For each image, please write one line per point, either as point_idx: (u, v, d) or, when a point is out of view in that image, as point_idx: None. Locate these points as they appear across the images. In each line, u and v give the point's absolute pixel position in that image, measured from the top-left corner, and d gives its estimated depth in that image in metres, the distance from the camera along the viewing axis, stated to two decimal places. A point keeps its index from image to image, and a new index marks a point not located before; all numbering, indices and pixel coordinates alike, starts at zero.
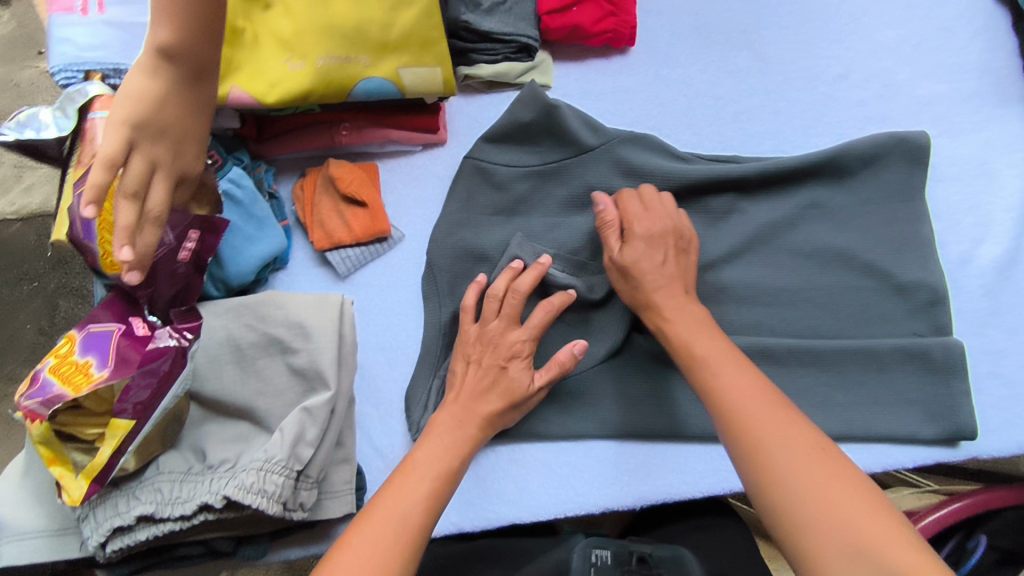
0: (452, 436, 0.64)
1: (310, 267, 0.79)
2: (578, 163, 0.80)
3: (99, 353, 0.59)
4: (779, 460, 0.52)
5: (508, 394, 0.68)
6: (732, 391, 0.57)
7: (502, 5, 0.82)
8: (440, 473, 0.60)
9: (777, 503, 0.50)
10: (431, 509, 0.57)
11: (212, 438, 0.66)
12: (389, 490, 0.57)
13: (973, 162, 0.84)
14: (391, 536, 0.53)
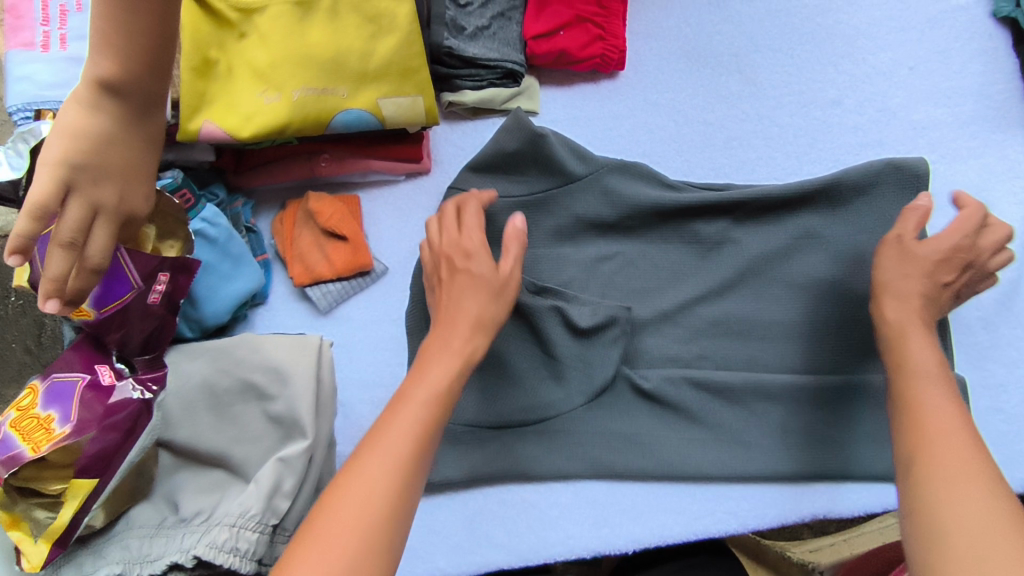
0: (432, 378, 0.53)
1: (290, 303, 0.76)
2: (566, 193, 0.78)
3: (62, 407, 0.56)
4: (948, 497, 0.47)
5: (480, 281, 0.59)
6: (923, 427, 0.52)
7: (486, 29, 0.80)
8: (418, 435, 0.49)
9: (926, 537, 0.46)
10: (410, 484, 0.47)
11: (185, 489, 0.62)
12: (356, 463, 0.47)
13: (971, 190, 0.82)
14: (365, 531, 0.44)
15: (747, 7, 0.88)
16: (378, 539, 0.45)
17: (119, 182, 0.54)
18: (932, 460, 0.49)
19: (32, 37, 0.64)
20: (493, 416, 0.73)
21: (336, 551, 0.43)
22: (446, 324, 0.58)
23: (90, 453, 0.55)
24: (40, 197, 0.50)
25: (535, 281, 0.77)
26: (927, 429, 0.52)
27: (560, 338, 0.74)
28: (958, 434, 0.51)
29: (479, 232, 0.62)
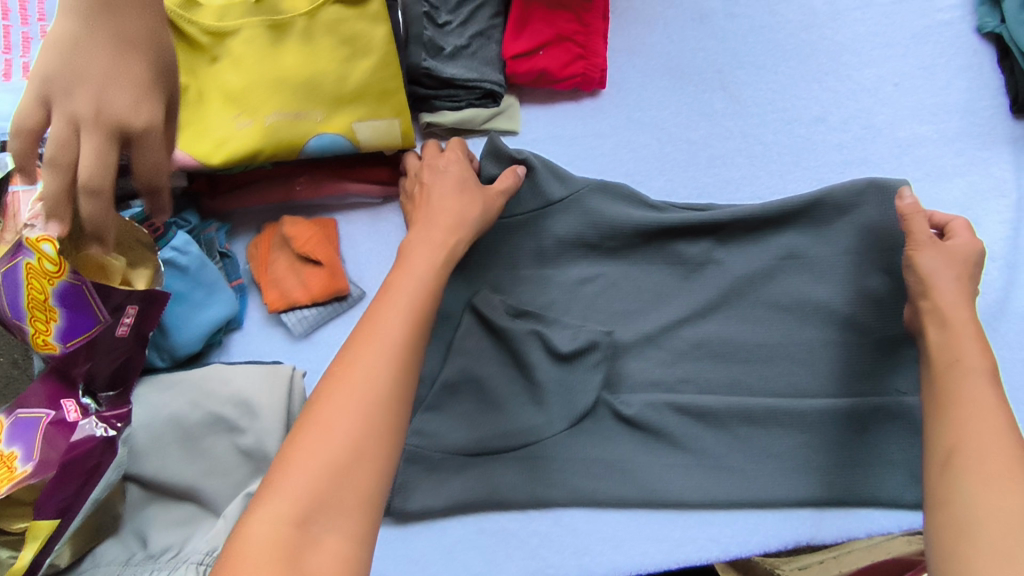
0: (415, 285, 0.59)
1: (265, 328, 0.75)
2: (545, 216, 0.76)
3: (24, 445, 0.56)
4: (981, 490, 0.51)
5: (456, 185, 0.70)
6: (965, 427, 0.55)
7: (466, 48, 0.79)
8: (405, 334, 0.54)
9: (954, 523, 0.50)
10: (400, 376, 0.52)
11: (155, 523, 0.62)
12: (349, 357, 0.52)
13: (956, 208, 0.81)
14: (363, 418, 0.49)
15: (730, 23, 0.87)
16: (376, 425, 0.49)
17: (92, 84, 0.52)
18: (974, 455, 0.53)
19: None
20: (470, 443, 0.72)
21: (337, 435, 0.48)
22: (427, 240, 0.65)
23: (48, 496, 0.54)
24: (34, 123, 0.53)
25: (515, 304, 0.76)
26: (969, 428, 0.55)
27: (540, 363, 0.73)
28: (1003, 432, 0.54)
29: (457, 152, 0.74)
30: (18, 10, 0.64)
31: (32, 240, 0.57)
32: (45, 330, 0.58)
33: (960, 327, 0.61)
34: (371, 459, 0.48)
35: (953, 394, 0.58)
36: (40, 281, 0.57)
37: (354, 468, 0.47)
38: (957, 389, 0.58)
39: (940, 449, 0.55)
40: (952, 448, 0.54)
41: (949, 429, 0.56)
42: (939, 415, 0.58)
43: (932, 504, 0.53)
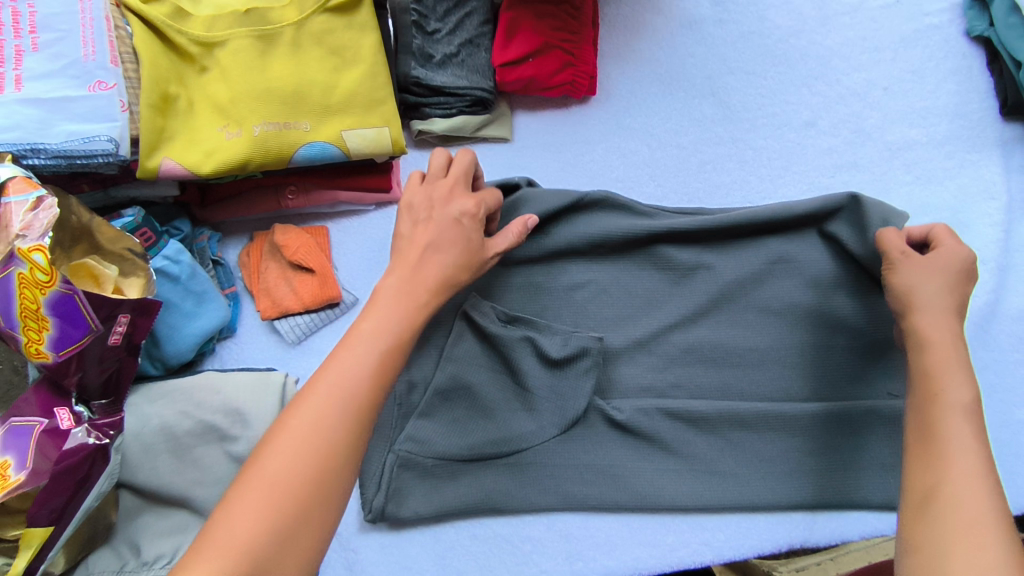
0: (392, 323, 0.53)
1: (258, 336, 0.75)
2: (536, 243, 0.77)
3: (18, 454, 0.55)
4: (961, 541, 0.45)
5: (461, 243, 0.60)
6: (948, 468, 0.49)
7: (455, 56, 0.79)
8: (372, 378, 0.49)
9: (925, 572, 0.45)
10: (361, 425, 0.47)
11: (148, 531, 0.62)
12: (308, 400, 0.47)
13: (947, 211, 0.81)
14: (315, 472, 0.44)
15: (720, 28, 0.88)
16: (329, 480, 0.45)
17: None
18: (954, 499, 0.47)
19: None
20: (464, 449, 0.72)
21: (288, 489, 0.43)
22: (405, 275, 0.57)
23: (39, 502, 0.54)
24: None
25: (509, 311, 0.76)
26: (955, 471, 0.49)
27: (531, 369, 0.74)
28: (983, 475, 0.48)
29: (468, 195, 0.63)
30: (9, 21, 0.62)
31: (23, 250, 0.56)
32: (37, 339, 0.57)
33: (939, 347, 0.58)
34: (321, 517, 0.44)
35: (933, 430, 0.53)
36: (32, 291, 0.56)
37: (300, 527, 0.43)
38: (937, 425, 0.53)
39: (916, 488, 0.50)
40: (928, 491, 0.49)
41: (930, 471, 0.50)
42: (917, 451, 0.52)
43: (906, 555, 0.47)
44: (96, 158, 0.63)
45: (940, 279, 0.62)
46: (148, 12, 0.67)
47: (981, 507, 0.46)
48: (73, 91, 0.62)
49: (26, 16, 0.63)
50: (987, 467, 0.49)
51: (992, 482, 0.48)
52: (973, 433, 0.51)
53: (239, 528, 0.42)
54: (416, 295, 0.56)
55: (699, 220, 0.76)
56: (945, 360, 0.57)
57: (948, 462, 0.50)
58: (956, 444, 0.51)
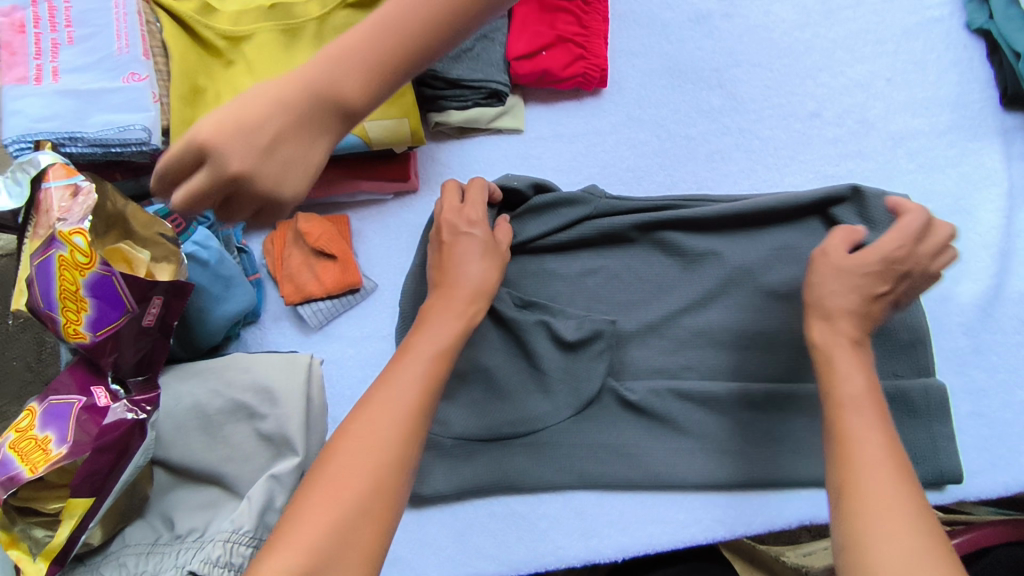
0: (436, 345, 0.59)
1: (282, 321, 0.78)
2: (558, 241, 0.79)
3: (58, 429, 0.58)
4: (877, 532, 0.48)
5: (480, 249, 0.67)
6: (858, 458, 0.53)
7: (469, 50, 0.81)
8: (421, 392, 0.55)
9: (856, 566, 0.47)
10: (412, 433, 0.52)
11: (180, 506, 0.64)
12: (366, 411, 0.52)
13: (949, 198, 0.83)
14: (373, 474, 0.49)
15: (727, 23, 0.90)
16: (386, 480, 0.49)
17: None
18: (870, 493, 0.50)
19: (26, 70, 0.64)
20: (481, 430, 0.74)
21: (350, 488, 0.48)
22: (449, 298, 0.64)
23: (82, 474, 0.56)
24: None
25: (528, 296, 0.79)
26: (863, 466, 0.53)
27: (546, 352, 0.76)
28: (887, 463, 0.52)
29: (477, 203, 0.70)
30: (46, 16, 0.65)
31: (64, 233, 0.58)
32: (76, 320, 0.60)
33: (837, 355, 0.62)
34: (380, 515, 0.48)
35: (839, 429, 0.56)
36: (72, 273, 0.59)
37: (361, 524, 0.47)
38: (840, 424, 0.57)
39: (835, 485, 0.53)
40: (843, 486, 0.52)
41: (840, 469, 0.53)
42: (829, 451, 0.56)
43: (836, 551, 0.49)
44: (130, 148, 0.65)
45: (842, 279, 0.65)
46: (177, 8, 0.70)
47: (891, 498, 0.50)
48: (108, 83, 0.65)
49: (61, 12, 0.66)
50: (892, 457, 0.53)
51: (897, 471, 0.52)
52: (878, 427, 0.56)
53: (306, 525, 0.46)
54: (460, 315, 0.63)
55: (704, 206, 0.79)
56: (847, 366, 0.61)
57: (856, 458, 0.53)
58: (860, 441, 0.54)
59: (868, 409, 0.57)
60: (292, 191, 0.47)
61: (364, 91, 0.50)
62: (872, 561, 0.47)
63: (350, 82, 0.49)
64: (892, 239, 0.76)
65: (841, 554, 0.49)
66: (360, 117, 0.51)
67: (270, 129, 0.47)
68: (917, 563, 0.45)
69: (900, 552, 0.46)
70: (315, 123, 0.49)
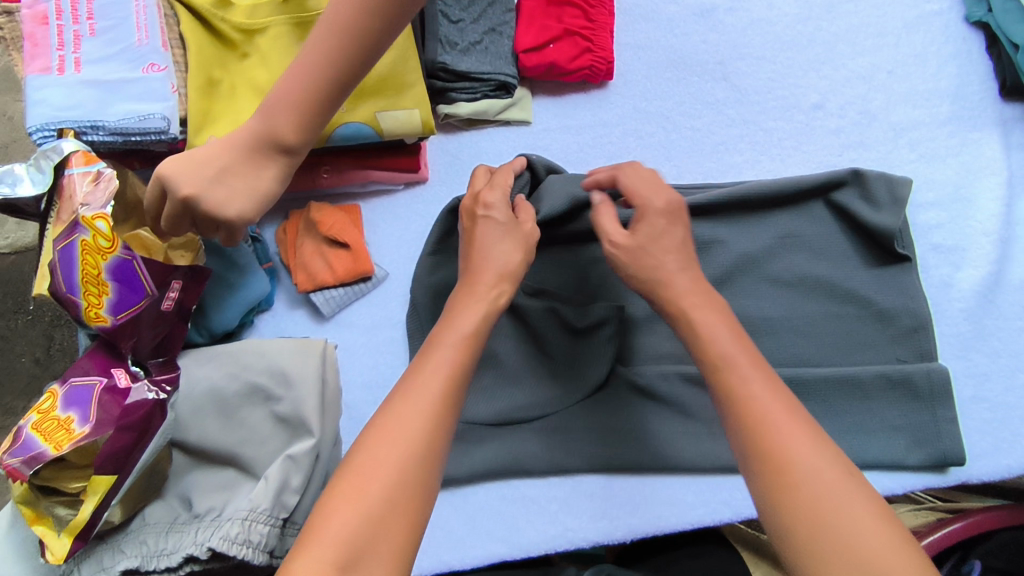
0: (465, 333, 0.58)
1: (295, 310, 0.79)
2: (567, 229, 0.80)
3: (80, 408, 0.59)
4: (802, 484, 0.48)
5: (507, 235, 0.67)
6: (760, 413, 0.51)
7: (478, 44, 0.83)
8: (446, 389, 0.54)
9: (788, 529, 0.47)
10: (436, 433, 0.52)
11: (197, 488, 0.66)
12: (392, 408, 0.52)
13: (950, 187, 0.85)
14: (398, 474, 0.49)
15: (731, 17, 0.92)
16: (410, 481, 0.49)
17: None
18: (784, 452, 0.49)
19: (49, 61, 0.66)
20: (492, 414, 0.76)
21: (372, 486, 0.48)
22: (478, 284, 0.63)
23: (106, 452, 0.57)
24: None
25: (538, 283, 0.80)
26: (770, 425, 0.50)
27: (554, 338, 0.77)
28: (784, 410, 0.52)
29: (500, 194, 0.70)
30: (68, 8, 0.68)
31: (87, 218, 0.61)
32: (97, 303, 0.61)
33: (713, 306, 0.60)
34: (406, 514, 0.48)
35: (734, 390, 0.53)
36: (95, 257, 0.61)
37: (387, 523, 0.47)
38: (728, 383, 0.54)
39: (744, 450, 0.51)
40: (754, 451, 0.50)
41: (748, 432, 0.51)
42: (728, 416, 0.53)
43: (766, 515, 0.48)
44: (149, 137, 0.67)
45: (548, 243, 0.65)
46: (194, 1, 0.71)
47: (803, 450, 0.49)
48: (128, 73, 0.67)
49: (84, 4, 0.68)
50: (789, 407, 0.52)
51: (797, 419, 0.51)
52: (765, 380, 0.53)
53: (339, 520, 0.47)
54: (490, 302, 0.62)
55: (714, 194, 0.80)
56: (716, 324, 0.58)
57: (762, 420, 0.51)
58: (758, 400, 0.52)
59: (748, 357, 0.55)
60: (236, 210, 0.61)
61: (296, 129, 0.62)
62: (801, 522, 0.46)
63: (285, 123, 0.61)
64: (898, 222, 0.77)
65: (770, 520, 0.48)
66: (296, 152, 0.63)
67: (222, 165, 0.60)
68: (844, 513, 0.46)
69: (820, 504, 0.46)
70: (253, 158, 0.62)
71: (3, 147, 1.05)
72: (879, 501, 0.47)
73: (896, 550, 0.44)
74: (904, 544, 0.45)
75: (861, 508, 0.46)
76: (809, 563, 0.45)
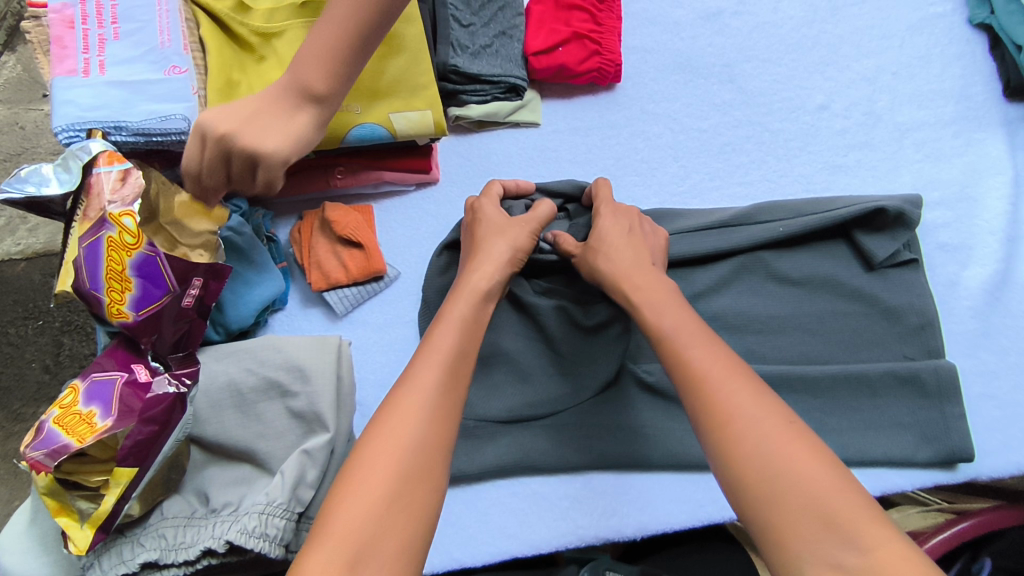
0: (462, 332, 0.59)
1: (309, 308, 0.80)
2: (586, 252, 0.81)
3: (102, 403, 0.60)
4: (740, 426, 0.49)
5: (500, 231, 0.70)
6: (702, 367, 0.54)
7: (489, 48, 0.85)
8: (445, 382, 0.54)
9: (733, 476, 0.48)
10: (438, 430, 0.51)
11: (214, 482, 0.67)
12: (395, 405, 0.52)
13: (956, 186, 0.86)
14: (402, 469, 0.48)
15: (736, 20, 0.94)
16: (415, 474, 0.48)
17: None
18: (722, 406, 0.51)
19: (74, 64, 0.68)
20: (503, 411, 0.77)
21: (377, 481, 0.47)
22: (476, 284, 0.65)
23: (128, 445, 0.58)
24: None
25: (546, 282, 0.81)
26: (708, 380, 0.53)
27: (564, 335, 0.78)
28: (727, 365, 0.54)
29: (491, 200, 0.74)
30: (93, 13, 0.70)
31: (115, 215, 0.63)
32: (119, 299, 0.63)
33: (650, 289, 0.65)
34: (414, 508, 0.47)
35: (678, 354, 0.56)
36: (119, 253, 0.62)
37: (395, 516, 0.46)
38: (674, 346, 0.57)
39: (691, 407, 0.53)
40: (699, 407, 0.52)
41: (691, 391, 0.53)
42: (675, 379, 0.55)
43: (715, 465, 0.49)
44: (171, 138, 0.68)
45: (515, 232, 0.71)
46: (213, 6, 0.73)
47: (740, 401, 0.51)
48: (153, 75, 0.69)
49: (109, 9, 0.70)
50: (729, 364, 0.54)
51: (735, 372, 0.53)
52: (706, 344, 0.56)
53: (351, 515, 0.46)
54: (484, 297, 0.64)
55: (739, 235, 0.79)
56: (669, 306, 0.62)
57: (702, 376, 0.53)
58: (700, 360, 0.54)
59: (695, 327, 0.58)
60: (271, 145, 0.62)
61: (325, 78, 0.64)
62: (742, 467, 0.48)
63: (315, 73, 0.63)
64: (899, 243, 0.78)
65: (719, 470, 0.49)
66: (326, 101, 0.65)
67: (252, 109, 0.63)
68: (779, 454, 0.47)
69: (757, 448, 0.48)
70: (284, 105, 0.64)
71: (19, 154, 1.06)
72: (819, 442, 0.48)
73: (832, 485, 0.45)
74: (842, 480, 0.46)
75: (796, 449, 0.47)
76: (754, 505, 0.46)
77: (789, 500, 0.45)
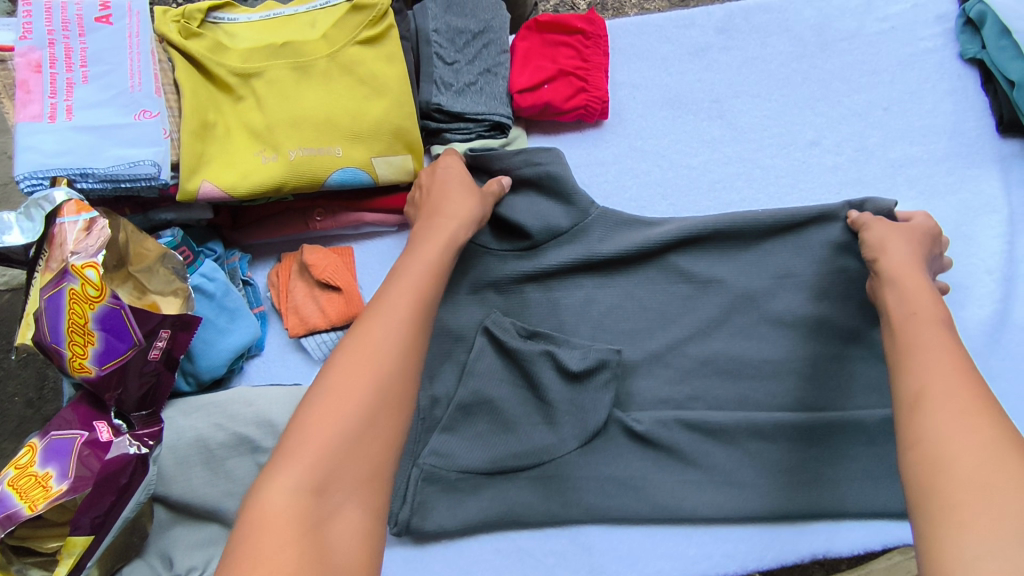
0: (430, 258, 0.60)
1: (284, 354, 0.77)
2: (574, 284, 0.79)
3: (59, 464, 0.57)
4: (948, 413, 0.47)
5: (460, 186, 0.71)
6: (923, 365, 0.53)
7: (473, 85, 0.82)
8: (416, 309, 0.54)
9: (927, 458, 0.46)
10: (410, 352, 0.52)
11: (180, 545, 0.64)
12: (364, 328, 0.52)
13: (951, 225, 0.84)
14: (367, 401, 0.48)
15: (725, 55, 0.92)
16: (387, 399, 0.49)
17: None
18: (941, 393, 0.49)
19: (40, 109, 0.66)
20: (486, 462, 0.72)
21: (344, 419, 0.47)
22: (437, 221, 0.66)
23: (83, 512, 0.55)
24: None
25: (527, 324, 0.78)
26: (927, 370, 0.52)
27: (551, 383, 0.74)
28: (959, 364, 0.52)
29: (455, 158, 0.76)
30: (61, 56, 0.68)
31: (77, 266, 0.60)
32: (82, 353, 0.60)
33: (909, 282, 0.63)
34: (382, 437, 0.48)
35: (910, 342, 0.56)
36: (81, 305, 0.59)
37: (369, 439, 0.47)
38: (908, 339, 0.56)
39: (908, 391, 0.51)
40: (921, 391, 0.50)
41: (910, 380, 0.52)
42: (902, 361, 0.55)
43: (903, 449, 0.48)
44: (139, 182, 0.67)
45: (455, 185, 0.71)
46: (188, 47, 0.71)
47: (955, 390, 0.49)
48: (120, 119, 0.67)
49: (77, 52, 0.68)
50: (954, 363, 0.52)
51: (961, 371, 0.51)
52: (945, 337, 0.55)
53: (321, 444, 0.46)
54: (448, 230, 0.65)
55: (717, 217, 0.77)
56: (917, 288, 0.62)
57: (923, 369, 0.52)
58: (923, 354, 0.54)
59: (941, 328, 0.56)
60: None
61: None
62: (933, 446, 0.46)
63: None
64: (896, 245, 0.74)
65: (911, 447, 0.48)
66: None
67: None
68: (977, 441, 0.45)
69: (953, 434, 0.46)
70: None
71: None
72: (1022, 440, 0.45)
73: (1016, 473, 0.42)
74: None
75: (999, 441, 0.44)
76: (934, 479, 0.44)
77: (987, 492, 0.42)
